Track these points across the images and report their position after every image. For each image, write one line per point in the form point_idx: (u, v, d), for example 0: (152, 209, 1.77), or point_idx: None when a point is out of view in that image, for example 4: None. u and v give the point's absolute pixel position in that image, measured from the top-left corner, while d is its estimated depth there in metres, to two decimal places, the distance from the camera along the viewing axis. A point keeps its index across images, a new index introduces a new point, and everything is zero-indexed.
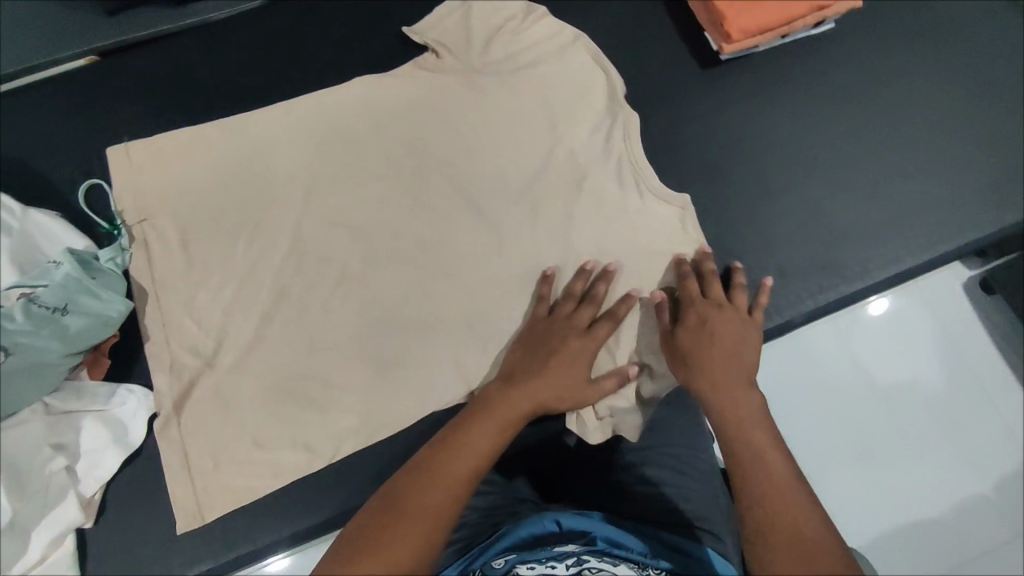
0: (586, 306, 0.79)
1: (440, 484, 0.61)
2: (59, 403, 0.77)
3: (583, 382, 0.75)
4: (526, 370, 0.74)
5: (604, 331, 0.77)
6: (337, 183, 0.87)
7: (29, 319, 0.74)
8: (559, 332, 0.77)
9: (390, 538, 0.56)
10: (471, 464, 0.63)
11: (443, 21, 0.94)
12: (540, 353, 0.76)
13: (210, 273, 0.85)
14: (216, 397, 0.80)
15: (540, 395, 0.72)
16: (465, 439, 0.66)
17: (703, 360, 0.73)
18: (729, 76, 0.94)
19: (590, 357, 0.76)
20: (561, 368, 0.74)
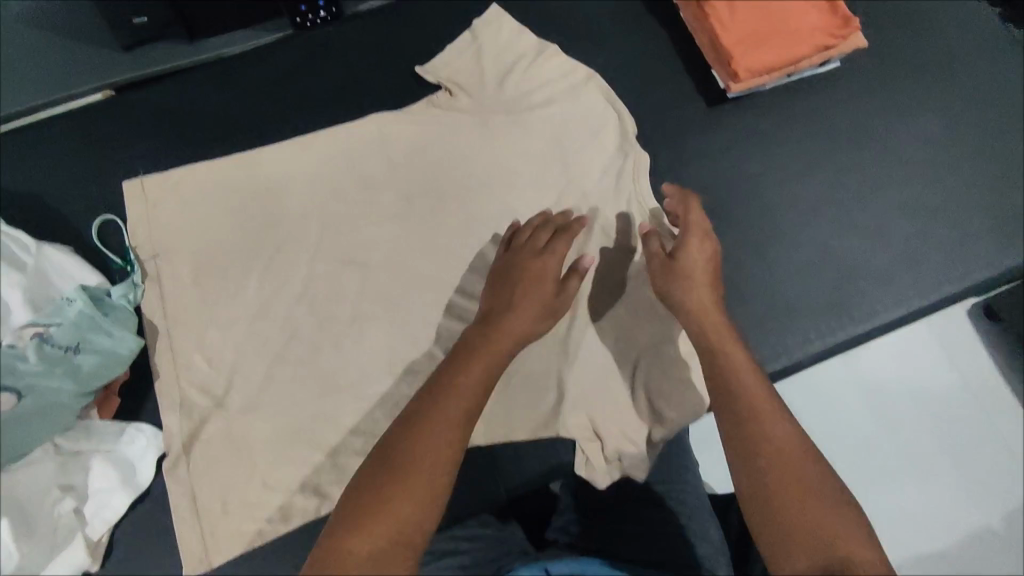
0: (543, 232, 0.82)
1: (433, 431, 0.63)
2: (69, 443, 0.77)
3: (551, 295, 0.77)
4: (497, 299, 0.76)
5: (561, 247, 0.80)
6: (350, 222, 0.89)
7: (43, 360, 0.75)
8: (520, 257, 0.80)
9: (397, 495, 0.59)
10: (460, 404, 0.66)
11: (455, 61, 0.96)
12: (508, 280, 0.77)
13: (223, 311, 0.86)
14: (227, 436, 0.81)
15: (515, 322, 0.74)
16: (451, 381, 0.68)
17: (682, 288, 0.77)
18: (737, 114, 0.95)
19: (554, 273, 0.78)
20: (528, 289, 0.76)
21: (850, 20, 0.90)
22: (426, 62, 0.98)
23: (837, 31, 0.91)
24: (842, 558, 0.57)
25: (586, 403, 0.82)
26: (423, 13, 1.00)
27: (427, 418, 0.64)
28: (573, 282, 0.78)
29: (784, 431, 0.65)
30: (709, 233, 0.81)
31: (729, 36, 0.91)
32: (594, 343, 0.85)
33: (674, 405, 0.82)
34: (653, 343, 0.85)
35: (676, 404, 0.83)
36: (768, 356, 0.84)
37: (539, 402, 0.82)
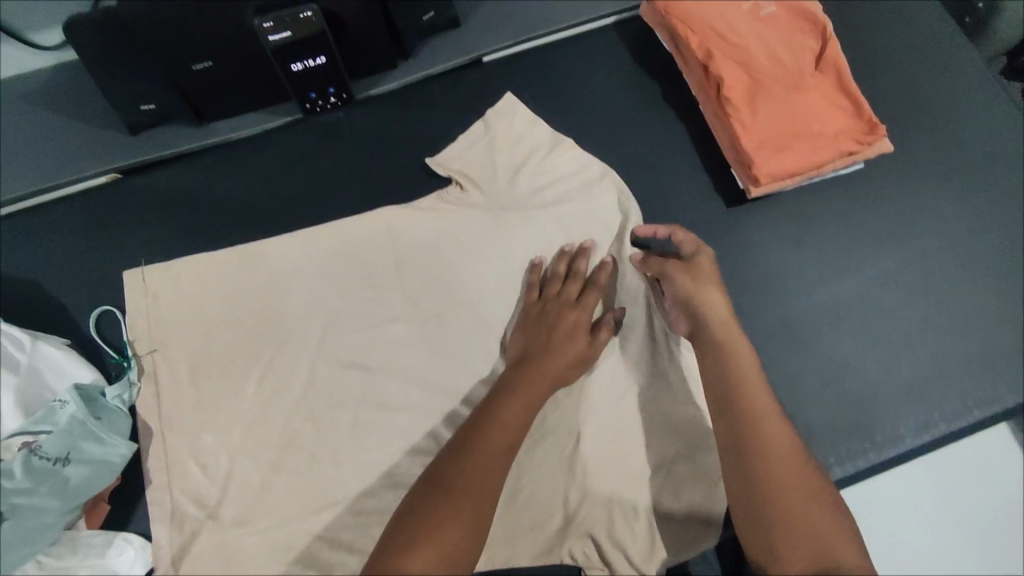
0: (574, 282, 0.84)
1: (476, 467, 0.68)
2: (53, 559, 0.74)
3: (585, 346, 0.81)
4: (532, 349, 0.80)
5: (593, 302, 0.83)
6: (354, 320, 0.87)
7: (29, 474, 0.72)
8: (553, 309, 0.83)
9: (441, 522, 0.64)
10: (501, 442, 0.71)
11: (467, 153, 0.94)
12: (543, 331, 0.81)
13: (220, 413, 0.83)
14: (216, 551, 0.78)
15: (552, 371, 0.78)
16: (493, 418, 0.73)
17: (692, 292, 0.80)
18: (756, 216, 0.92)
19: (586, 324, 0.82)
20: (562, 341, 0.80)
21: (875, 126, 0.88)
22: (437, 152, 0.96)
23: (862, 136, 0.88)
24: (824, 556, 0.61)
25: (589, 526, 0.79)
26: (437, 100, 0.99)
27: (472, 454, 0.69)
28: (603, 334, 0.82)
29: (778, 430, 0.68)
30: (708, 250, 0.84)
31: (751, 137, 0.88)
32: (603, 460, 0.81)
33: (686, 535, 0.79)
34: (666, 464, 0.81)
35: (688, 533, 0.79)
36: None
37: (543, 524, 0.79)
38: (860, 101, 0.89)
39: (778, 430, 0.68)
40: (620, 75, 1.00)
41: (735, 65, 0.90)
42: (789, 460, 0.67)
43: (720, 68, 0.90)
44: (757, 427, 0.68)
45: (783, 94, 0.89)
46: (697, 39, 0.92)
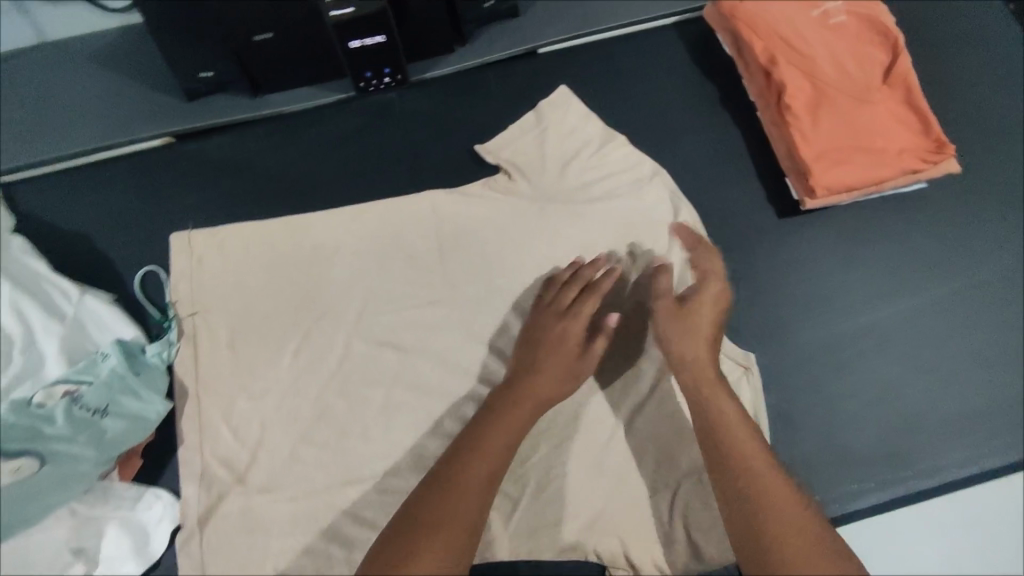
0: (570, 290, 0.81)
1: (455, 497, 0.66)
2: (86, 508, 0.75)
3: (575, 359, 0.77)
4: (520, 365, 0.78)
5: (586, 310, 0.79)
6: (393, 300, 0.87)
7: (69, 423, 0.73)
8: (541, 321, 0.80)
9: (421, 553, 0.62)
10: (479, 470, 0.68)
11: (518, 142, 0.94)
12: (534, 345, 0.78)
13: (256, 379, 0.84)
14: (244, 516, 0.80)
15: (540, 387, 0.75)
16: (472, 445, 0.70)
17: (680, 335, 0.77)
18: (808, 229, 0.90)
19: (576, 334, 0.78)
20: (550, 355, 0.77)
21: (944, 145, 0.85)
22: (487, 139, 0.95)
23: (928, 155, 0.85)
24: None
25: (615, 527, 0.78)
26: (491, 86, 0.98)
27: (450, 487, 0.66)
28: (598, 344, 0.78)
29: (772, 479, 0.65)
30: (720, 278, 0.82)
31: (810, 148, 0.85)
32: (633, 461, 0.80)
33: (715, 544, 0.77)
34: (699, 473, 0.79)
35: (717, 542, 0.77)
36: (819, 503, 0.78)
37: (568, 521, 0.78)
38: (929, 118, 0.86)
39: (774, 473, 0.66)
40: (678, 75, 0.99)
41: (800, 73, 0.88)
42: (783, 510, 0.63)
43: (784, 75, 0.87)
44: (755, 471, 0.66)
45: (848, 106, 0.86)
46: (762, 43, 0.89)
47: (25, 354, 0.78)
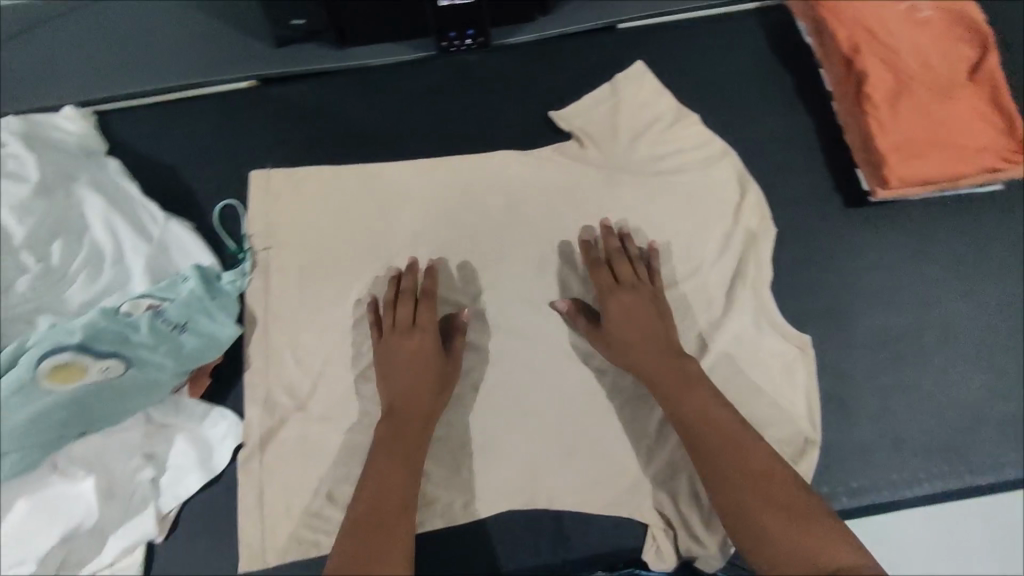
0: (403, 307, 0.83)
1: (368, 532, 0.68)
2: (160, 415, 0.79)
3: (440, 368, 0.80)
4: (387, 395, 0.79)
5: (428, 321, 0.82)
6: (457, 253, 0.90)
7: (152, 333, 0.76)
8: (393, 342, 0.81)
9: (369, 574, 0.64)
10: (387, 505, 0.70)
11: (592, 112, 0.96)
12: (394, 365, 0.80)
13: (321, 316, 0.88)
14: (302, 443, 0.83)
15: (413, 407, 0.78)
16: (369, 481, 0.73)
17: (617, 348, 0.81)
18: (877, 220, 0.89)
19: (429, 345, 0.81)
20: (411, 373, 0.79)
21: None
22: (562, 107, 0.97)
23: (1010, 155, 0.84)
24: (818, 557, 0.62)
25: (656, 490, 0.80)
26: (568, 57, 1.00)
27: (371, 518, 0.69)
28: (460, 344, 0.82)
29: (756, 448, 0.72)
30: (624, 286, 0.83)
31: (886, 139, 0.85)
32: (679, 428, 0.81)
33: None
34: None
35: None
36: (867, 488, 0.78)
37: (612, 480, 0.81)
38: (1014, 119, 0.85)
39: (756, 446, 0.72)
40: (756, 60, 0.99)
41: (883, 64, 0.87)
42: (767, 475, 0.70)
43: (867, 65, 0.87)
44: (735, 454, 0.71)
45: (930, 100, 0.86)
46: (846, 32, 0.89)
47: (114, 268, 0.82)
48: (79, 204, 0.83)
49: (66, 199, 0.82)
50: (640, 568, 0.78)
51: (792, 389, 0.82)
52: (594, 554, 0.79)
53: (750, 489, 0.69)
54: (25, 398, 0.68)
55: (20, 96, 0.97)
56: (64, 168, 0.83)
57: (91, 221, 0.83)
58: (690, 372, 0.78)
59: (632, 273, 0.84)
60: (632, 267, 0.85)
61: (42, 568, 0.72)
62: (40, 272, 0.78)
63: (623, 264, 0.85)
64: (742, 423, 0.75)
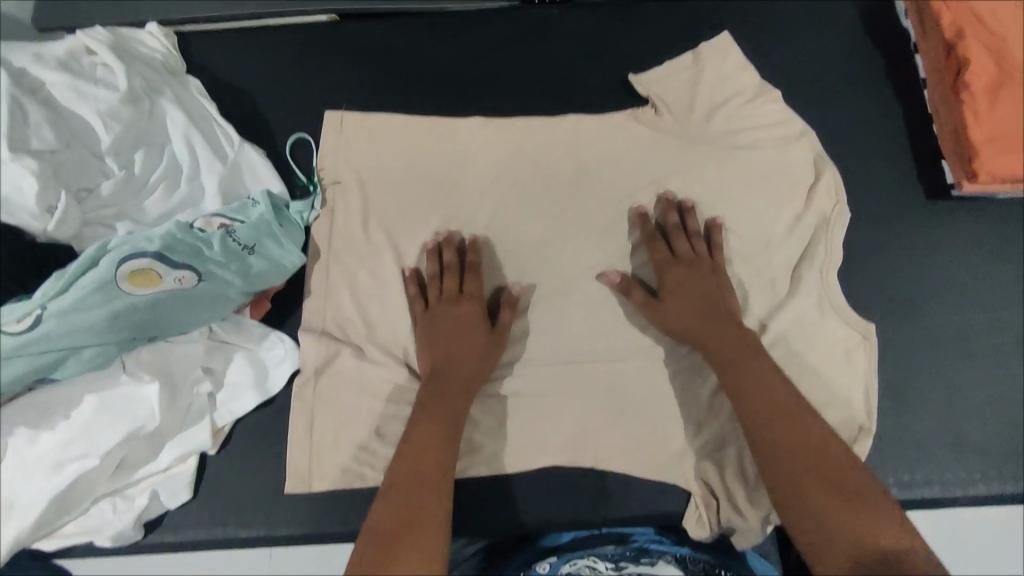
0: (450, 276, 0.84)
1: (409, 487, 0.69)
2: (222, 332, 0.81)
3: (484, 336, 0.81)
4: (433, 361, 0.80)
5: (474, 291, 0.83)
6: (522, 208, 0.90)
7: (223, 250, 0.77)
8: (437, 310, 0.82)
9: (410, 528, 0.66)
10: (422, 467, 0.71)
11: (672, 78, 0.93)
12: (439, 333, 0.81)
13: (382, 255, 0.88)
14: (356, 375, 0.84)
15: (455, 372, 0.79)
16: (411, 437, 0.74)
17: (673, 315, 0.80)
18: (956, 216, 0.87)
19: (473, 314, 0.82)
20: (454, 341, 0.80)
21: None
22: (640, 71, 0.95)
23: None
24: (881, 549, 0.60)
25: (702, 462, 0.80)
26: (652, 21, 0.98)
27: (415, 471, 0.70)
28: (507, 314, 0.82)
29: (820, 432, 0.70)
30: (680, 258, 0.83)
31: (981, 130, 0.82)
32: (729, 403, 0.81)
33: None
34: None
35: None
36: (920, 482, 0.77)
37: (658, 446, 0.81)
38: None
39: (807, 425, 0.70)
40: (847, 41, 0.95)
41: (989, 51, 0.83)
42: (828, 460, 0.68)
43: (969, 51, 0.83)
44: (784, 434, 0.70)
45: None
46: (950, 16, 0.86)
47: (190, 185, 0.84)
48: (162, 118, 0.84)
49: (150, 112, 0.83)
50: (652, 542, 0.80)
51: (852, 377, 0.80)
52: (610, 528, 0.80)
53: (799, 470, 0.67)
54: (103, 297, 0.69)
55: (98, 6, 0.97)
56: (150, 82, 0.84)
57: (172, 136, 0.84)
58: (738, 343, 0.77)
59: (689, 247, 0.84)
60: (689, 242, 0.85)
61: (103, 465, 0.73)
62: (123, 179, 0.79)
63: (680, 238, 0.84)
64: (800, 402, 0.73)
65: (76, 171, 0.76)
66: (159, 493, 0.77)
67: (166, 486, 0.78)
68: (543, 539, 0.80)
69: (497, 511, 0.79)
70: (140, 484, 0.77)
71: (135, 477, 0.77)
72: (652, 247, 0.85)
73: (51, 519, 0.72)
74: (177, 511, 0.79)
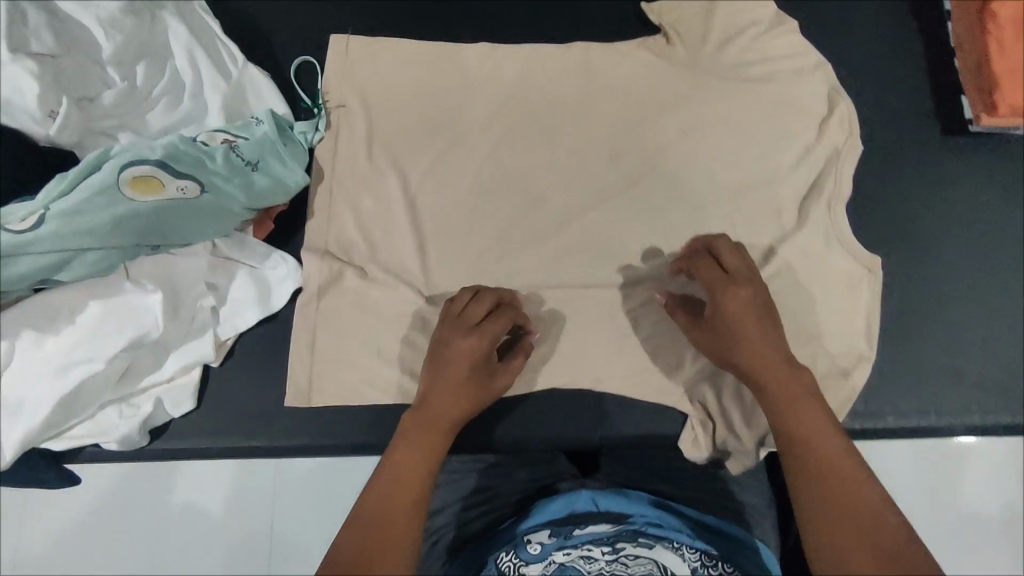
0: (476, 305, 0.74)
1: (380, 524, 0.60)
2: (225, 248, 0.80)
3: (485, 380, 0.72)
4: (425, 387, 0.72)
5: (491, 328, 0.73)
6: (527, 137, 0.88)
7: (226, 164, 0.77)
8: (448, 339, 0.73)
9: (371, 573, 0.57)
10: (398, 501, 0.62)
11: (685, 7, 0.90)
12: (444, 369, 0.71)
13: (385, 180, 0.88)
14: (358, 297, 0.85)
15: (447, 409, 0.70)
16: (392, 472, 0.65)
17: (729, 349, 0.70)
18: (974, 151, 0.85)
19: (485, 351, 0.72)
20: (453, 378, 0.71)
21: None
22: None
23: None
24: None
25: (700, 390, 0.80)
26: None
27: (388, 507, 0.62)
28: (517, 361, 0.75)
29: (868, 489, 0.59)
30: (747, 284, 0.70)
31: (1004, 62, 0.80)
32: None
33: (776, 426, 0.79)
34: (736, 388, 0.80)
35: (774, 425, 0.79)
36: (916, 412, 0.77)
37: (655, 373, 0.81)
38: None
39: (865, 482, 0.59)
40: None
41: None
42: (875, 522, 0.57)
43: None
44: (827, 486, 0.59)
45: None
46: None
47: (193, 101, 0.83)
48: (164, 31, 0.82)
49: (152, 24, 0.81)
50: (651, 525, 0.71)
51: (855, 309, 0.80)
52: (607, 505, 0.73)
53: (845, 527, 0.57)
54: (107, 201, 0.69)
55: None
56: None
57: (174, 50, 0.83)
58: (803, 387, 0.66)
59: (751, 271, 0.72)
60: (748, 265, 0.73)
61: (108, 370, 0.75)
62: (125, 90, 0.79)
63: (735, 260, 0.73)
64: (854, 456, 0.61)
65: (77, 79, 0.76)
66: (163, 400, 0.79)
67: (170, 394, 0.79)
68: (536, 513, 0.72)
69: (496, 429, 0.80)
70: (145, 392, 0.79)
71: (141, 385, 0.78)
72: (704, 271, 0.73)
73: (59, 420, 0.74)
74: (181, 419, 0.81)
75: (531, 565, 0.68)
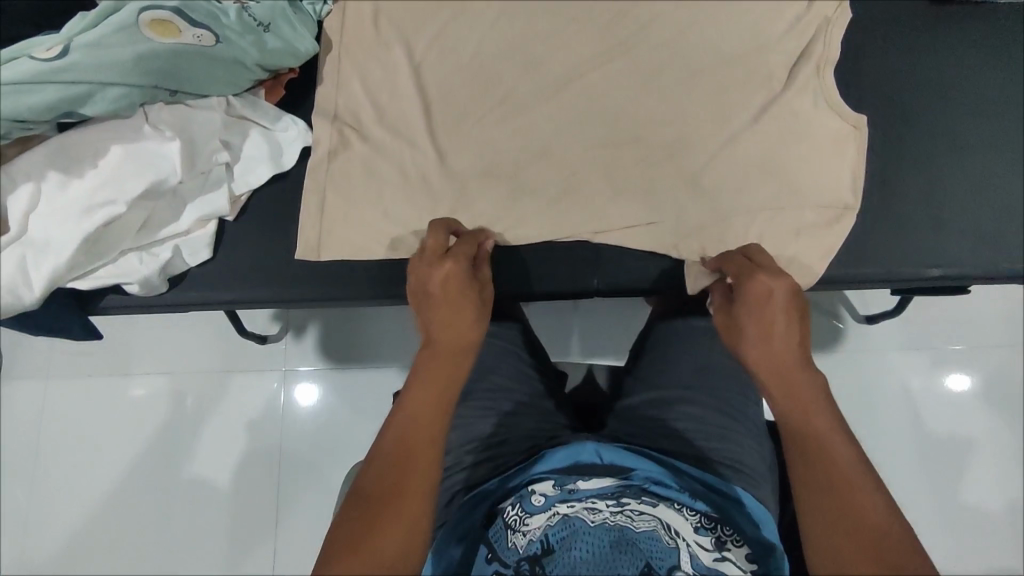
0: (434, 236, 0.77)
1: (394, 470, 0.62)
2: (238, 107, 0.83)
3: (477, 291, 0.73)
4: (427, 326, 0.72)
5: (460, 252, 0.75)
6: (527, 10, 0.90)
7: (239, 22, 0.81)
8: (416, 274, 0.74)
9: (389, 521, 0.59)
10: (416, 440, 0.64)
11: None
12: (442, 302, 0.71)
13: (390, 50, 0.90)
14: (366, 159, 0.88)
15: (453, 342, 0.70)
16: (404, 418, 0.65)
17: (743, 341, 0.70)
18: (959, 21, 0.88)
19: (466, 271, 0.73)
20: (446, 304, 0.71)
21: None
22: None
23: None
24: None
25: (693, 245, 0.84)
26: None
27: (402, 454, 0.63)
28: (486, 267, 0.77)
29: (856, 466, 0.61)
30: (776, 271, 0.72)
31: None
32: (722, 191, 0.85)
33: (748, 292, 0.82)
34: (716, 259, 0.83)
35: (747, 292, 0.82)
36: (895, 260, 0.82)
37: (650, 229, 0.85)
38: None
39: (846, 453, 0.63)
40: None
41: None
42: (859, 495, 0.60)
43: None
44: (814, 461, 0.63)
45: None
46: None
47: None
48: None
49: None
50: (653, 481, 0.70)
51: (840, 166, 0.84)
52: (611, 457, 0.71)
53: (831, 500, 0.60)
54: (126, 38, 0.74)
55: None
56: None
57: None
58: (813, 386, 0.66)
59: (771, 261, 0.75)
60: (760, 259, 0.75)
61: (129, 215, 0.78)
62: None
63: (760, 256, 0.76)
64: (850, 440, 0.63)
65: None
66: (181, 249, 0.83)
67: (188, 244, 0.83)
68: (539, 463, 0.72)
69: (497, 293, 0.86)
70: (164, 243, 0.82)
71: (160, 237, 0.82)
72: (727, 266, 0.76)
73: (82, 261, 0.77)
74: (198, 268, 0.86)
75: (536, 516, 0.69)
